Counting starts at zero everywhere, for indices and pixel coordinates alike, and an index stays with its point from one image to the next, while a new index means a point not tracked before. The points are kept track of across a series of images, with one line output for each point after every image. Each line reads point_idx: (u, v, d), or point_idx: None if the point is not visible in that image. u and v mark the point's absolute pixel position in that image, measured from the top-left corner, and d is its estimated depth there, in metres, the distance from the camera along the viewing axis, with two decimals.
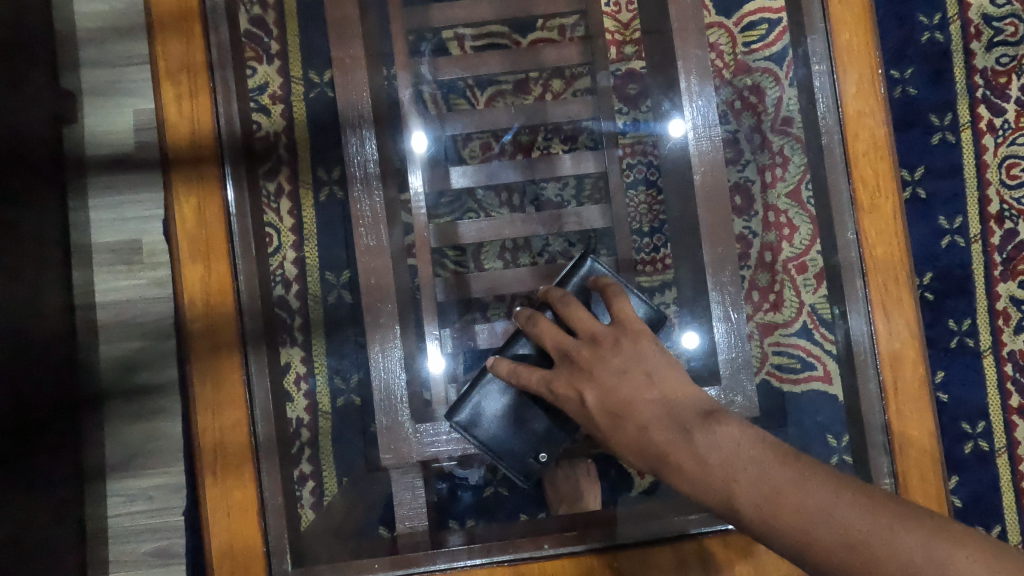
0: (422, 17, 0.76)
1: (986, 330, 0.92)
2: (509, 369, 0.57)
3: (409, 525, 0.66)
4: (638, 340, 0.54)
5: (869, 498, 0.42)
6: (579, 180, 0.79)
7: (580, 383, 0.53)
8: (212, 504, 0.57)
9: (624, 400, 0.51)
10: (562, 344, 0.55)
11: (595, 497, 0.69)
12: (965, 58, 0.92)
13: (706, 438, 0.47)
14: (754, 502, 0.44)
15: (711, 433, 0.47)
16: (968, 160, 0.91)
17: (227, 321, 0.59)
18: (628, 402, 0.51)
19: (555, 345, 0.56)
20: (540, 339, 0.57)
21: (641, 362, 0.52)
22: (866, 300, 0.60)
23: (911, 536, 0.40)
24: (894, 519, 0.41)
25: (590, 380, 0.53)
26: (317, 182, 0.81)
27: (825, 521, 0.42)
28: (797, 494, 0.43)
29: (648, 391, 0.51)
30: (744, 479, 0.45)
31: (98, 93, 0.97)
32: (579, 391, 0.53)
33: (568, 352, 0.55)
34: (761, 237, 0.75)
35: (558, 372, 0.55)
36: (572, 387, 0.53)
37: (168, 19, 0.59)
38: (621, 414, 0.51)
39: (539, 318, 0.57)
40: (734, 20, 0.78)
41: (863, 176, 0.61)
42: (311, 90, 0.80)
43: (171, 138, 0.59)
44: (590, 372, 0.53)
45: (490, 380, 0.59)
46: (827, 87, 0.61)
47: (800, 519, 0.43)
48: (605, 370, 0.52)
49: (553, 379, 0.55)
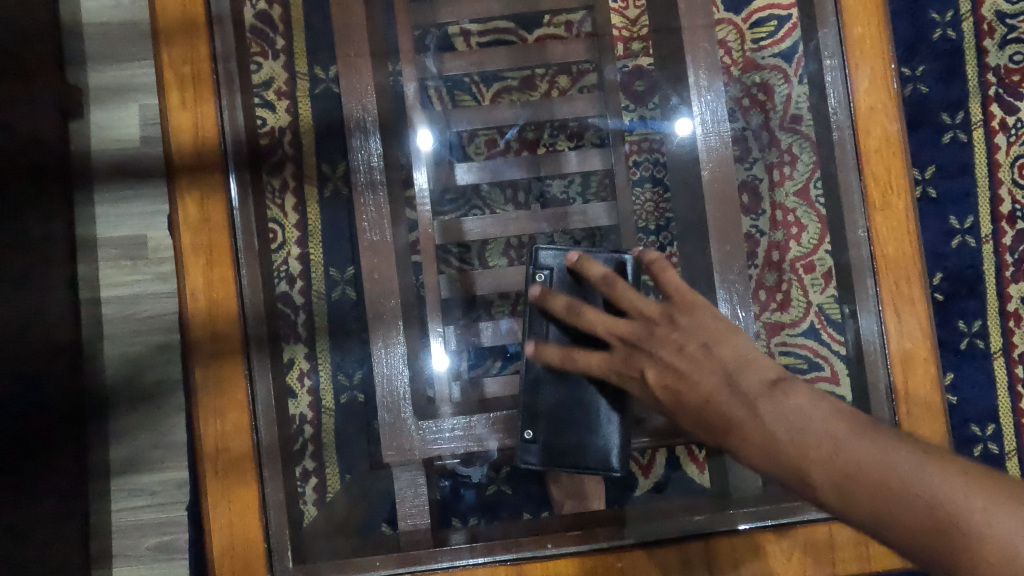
0: (427, 11, 0.75)
1: (996, 332, 0.90)
2: (560, 356, 0.57)
3: (410, 524, 0.63)
4: (695, 312, 0.52)
5: (923, 453, 0.42)
6: (585, 176, 0.78)
7: (639, 361, 0.53)
8: (214, 501, 0.57)
9: (683, 379, 0.51)
10: (617, 329, 0.54)
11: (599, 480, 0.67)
12: (978, 56, 0.90)
13: (771, 410, 0.47)
14: (814, 470, 0.44)
15: (771, 401, 0.47)
16: (980, 159, 0.90)
17: (230, 317, 0.58)
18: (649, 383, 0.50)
19: (610, 331, 0.55)
20: (590, 328, 0.55)
21: (698, 334, 0.52)
22: (876, 300, 0.60)
23: (953, 486, 0.40)
24: (940, 472, 0.40)
25: (650, 359, 0.53)
26: (321, 178, 0.79)
27: (878, 475, 0.42)
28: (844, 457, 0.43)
29: (708, 367, 0.50)
30: (798, 450, 0.45)
31: (104, 88, 0.97)
32: (639, 370, 0.54)
33: (626, 337, 0.54)
34: (769, 236, 0.73)
35: (616, 355, 0.55)
36: (630, 366, 0.54)
37: (174, 15, 0.59)
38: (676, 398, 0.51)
39: (582, 309, 0.56)
40: (743, 17, 0.76)
41: (875, 174, 0.60)
42: (317, 86, 0.78)
43: (175, 134, 0.59)
44: (649, 353, 0.53)
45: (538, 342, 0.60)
46: (839, 82, 0.60)
47: (844, 478, 0.43)
48: (665, 350, 0.52)
49: (614, 361, 0.55)
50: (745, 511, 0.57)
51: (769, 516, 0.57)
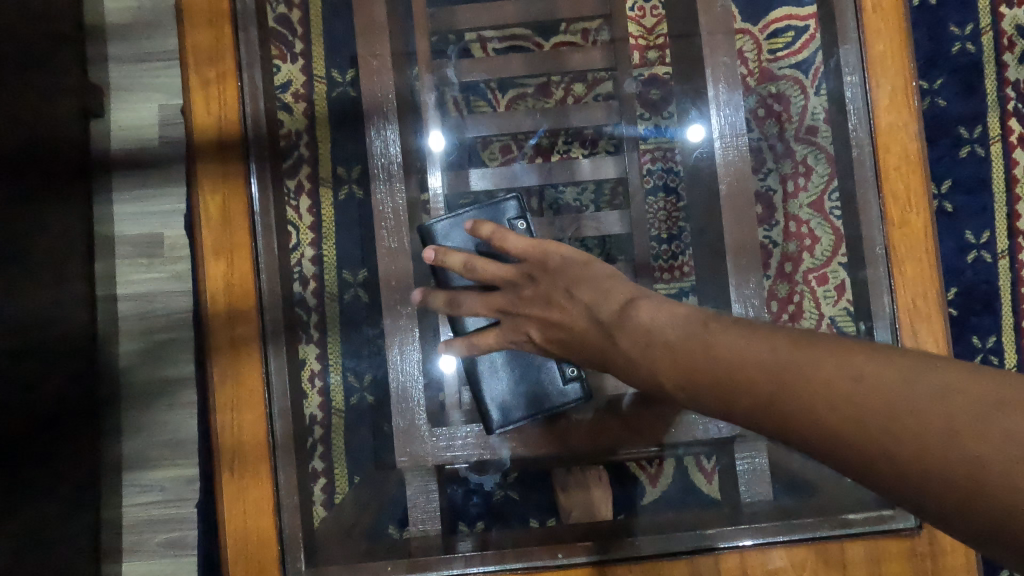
0: (446, 17, 0.77)
1: (1010, 348, 0.90)
2: (465, 347, 0.62)
3: (421, 529, 0.65)
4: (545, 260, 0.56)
5: None
6: (598, 184, 0.78)
7: (522, 326, 0.59)
8: (229, 500, 0.58)
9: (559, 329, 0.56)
10: (494, 304, 0.60)
11: (586, 442, 0.65)
12: (997, 70, 0.90)
13: None
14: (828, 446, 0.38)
15: None
16: (998, 174, 0.90)
17: (248, 319, 0.59)
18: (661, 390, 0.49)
19: (489, 307, 0.60)
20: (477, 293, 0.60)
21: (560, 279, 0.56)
22: (894, 316, 0.59)
23: None
24: None
25: (529, 321, 0.58)
26: (337, 181, 0.82)
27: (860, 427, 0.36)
28: (792, 409, 0.37)
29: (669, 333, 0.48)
30: None
31: (124, 87, 0.97)
32: (526, 333, 0.59)
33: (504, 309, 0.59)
34: (782, 247, 0.74)
35: (504, 325, 0.60)
36: (517, 331, 0.59)
37: (201, 20, 0.59)
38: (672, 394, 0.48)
39: (461, 296, 0.61)
40: (761, 27, 0.79)
41: (894, 191, 0.59)
42: (334, 89, 0.82)
43: (198, 137, 0.59)
44: (525, 316, 0.58)
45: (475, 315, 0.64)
46: (859, 98, 0.60)
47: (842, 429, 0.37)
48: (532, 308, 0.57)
49: (504, 332, 0.60)
50: (753, 525, 0.57)
51: (779, 531, 0.56)
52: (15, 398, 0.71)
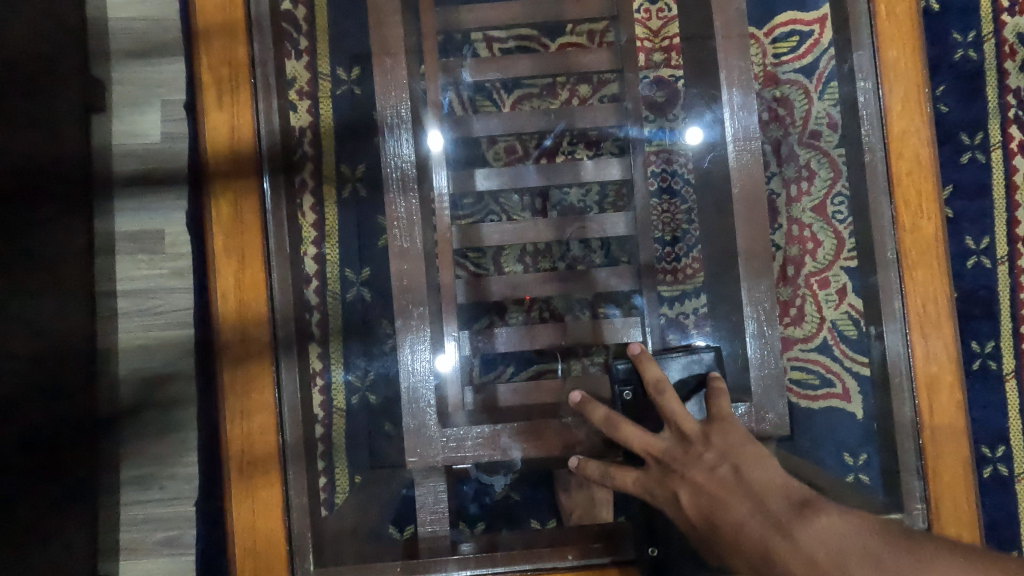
0: (451, 17, 0.76)
1: (1009, 354, 0.91)
2: (600, 472, 0.58)
3: (431, 529, 0.65)
4: (727, 432, 0.54)
5: None
6: (602, 185, 0.78)
7: (672, 482, 0.54)
8: (238, 502, 0.57)
9: (717, 503, 0.52)
10: (651, 447, 0.55)
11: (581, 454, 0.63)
12: (998, 77, 0.91)
13: None
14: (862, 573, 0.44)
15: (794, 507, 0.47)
16: (998, 180, 0.91)
17: (259, 320, 0.59)
18: (712, 534, 0.52)
19: (644, 447, 0.56)
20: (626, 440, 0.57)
21: (730, 456, 0.53)
22: (903, 320, 0.60)
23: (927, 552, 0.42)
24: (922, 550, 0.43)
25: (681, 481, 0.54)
26: (340, 180, 0.80)
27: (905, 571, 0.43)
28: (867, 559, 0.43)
29: None
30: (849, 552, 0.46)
31: (126, 83, 0.97)
32: (672, 490, 0.54)
33: (658, 454, 0.55)
34: (785, 249, 0.72)
35: (650, 473, 0.56)
36: (664, 485, 0.55)
37: (214, 19, 0.59)
38: (709, 528, 0.52)
39: (621, 422, 0.57)
40: (766, 31, 0.77)
41: (905, 197, 0.60)
42: (338, 87, 0.80)
43: (211, 138, 0.59)
44: (681, 475, 0.54)
45: (487, 307, 0.76)
46: (872, 104, 0.60)
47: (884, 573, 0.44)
48: (696, 471, 0.54)
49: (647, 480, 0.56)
50: None
51: None
52: (12, 401, 0.70)
